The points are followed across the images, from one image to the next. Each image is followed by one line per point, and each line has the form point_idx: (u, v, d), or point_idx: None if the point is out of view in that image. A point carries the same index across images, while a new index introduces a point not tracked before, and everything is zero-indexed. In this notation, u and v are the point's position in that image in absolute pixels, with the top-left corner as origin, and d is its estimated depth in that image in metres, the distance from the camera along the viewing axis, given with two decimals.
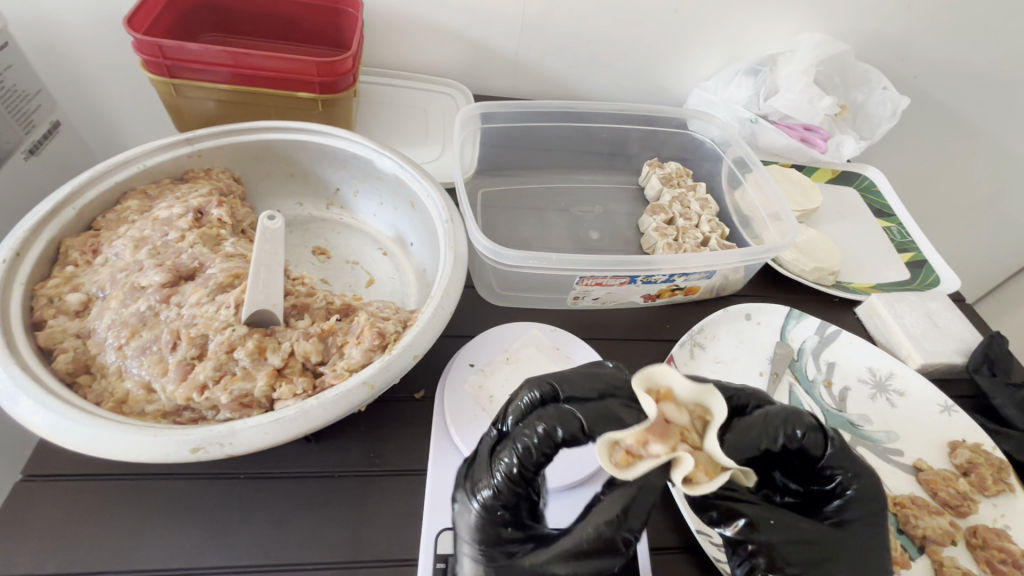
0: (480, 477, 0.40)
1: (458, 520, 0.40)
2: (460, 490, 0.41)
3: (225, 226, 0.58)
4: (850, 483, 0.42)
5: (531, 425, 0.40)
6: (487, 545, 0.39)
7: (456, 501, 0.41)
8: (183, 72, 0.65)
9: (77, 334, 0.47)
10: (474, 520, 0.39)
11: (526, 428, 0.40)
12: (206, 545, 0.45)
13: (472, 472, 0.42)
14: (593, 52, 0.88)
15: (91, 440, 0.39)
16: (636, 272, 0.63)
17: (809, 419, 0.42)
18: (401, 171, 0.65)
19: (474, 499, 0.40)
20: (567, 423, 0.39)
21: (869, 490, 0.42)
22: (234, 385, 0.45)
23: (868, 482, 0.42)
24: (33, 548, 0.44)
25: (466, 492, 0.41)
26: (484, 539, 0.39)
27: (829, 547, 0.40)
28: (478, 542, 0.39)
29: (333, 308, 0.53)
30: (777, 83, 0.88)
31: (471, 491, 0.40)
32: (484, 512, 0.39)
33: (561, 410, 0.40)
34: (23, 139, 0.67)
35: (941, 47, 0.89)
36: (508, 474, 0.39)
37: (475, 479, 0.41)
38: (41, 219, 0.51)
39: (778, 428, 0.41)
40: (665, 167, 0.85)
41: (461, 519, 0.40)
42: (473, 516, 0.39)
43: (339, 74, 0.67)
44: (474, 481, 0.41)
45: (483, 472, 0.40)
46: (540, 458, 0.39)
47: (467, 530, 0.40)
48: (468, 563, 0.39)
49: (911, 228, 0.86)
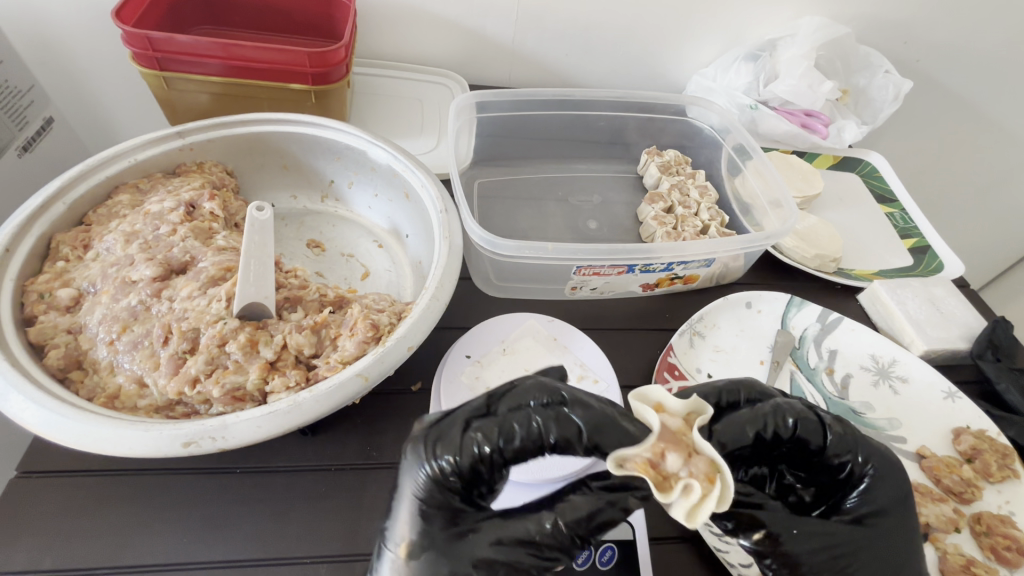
0: (444, 442, 0.40)
1: (405, 479, 0.39)
2: (416, 450, 0.40)
3: (218, 220, 0.58)
4: (864, 461, 0.44)
5: (525, 416, 0.40)
6: (431, 510, 0.38)
7: (408, 460, 0.40)
8: (173, 65, 0.64)
9: (69, 330, 0.47)
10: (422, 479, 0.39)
11: (520, 417, 0.40)
12: (203, 539, 0.45)
13: (436, 435, 0.40)
14: (589, 40, 0.87)
15: (82, 436, 0.39)
16: (634, 261, 0.62)
17: (799, 407, 0.44)
18: (395, 162, 0.65)
19: (431, 463, 0.39)
20: (564, 427, 0.39)
21: (883, 466, 0.44)
22: (226, 379, 0.45)
23: (880, 458, 0.44)
24: (29, 544, 0.43)
25: (422, 455, 0.39)
26: (428, 503, 0.38)
27: (850, 532, 0.42)
28: (422, 506, 0.38)
29: (326, 300, 0.53)
30: (777, 68, 0.86)
31: (431, 453, 0.39)
32: (436, 479, 0.39)
33: (558, 409, 0.40)
34: (15, 135, 0.67)
35: (945, 29, 0.88)
36: (478, 452, 0.39)
37: (441, 448, 0.39)
38: (31, 214, 0.51)
39: (769, 416, 0.43)
40: (664, 155, 0.83)
41: (409, 476, 0.39)
42: (426, 477, 0.39)
43: (331, 64, 0.66)
44: (437, 447, 0.39)
45: (453, 443, 0.39)
46: (519, 447, 0.40)
47: (413, 490, 0.39)
48: (406, 529, 0.38)
49: (914, 214, 0.85)
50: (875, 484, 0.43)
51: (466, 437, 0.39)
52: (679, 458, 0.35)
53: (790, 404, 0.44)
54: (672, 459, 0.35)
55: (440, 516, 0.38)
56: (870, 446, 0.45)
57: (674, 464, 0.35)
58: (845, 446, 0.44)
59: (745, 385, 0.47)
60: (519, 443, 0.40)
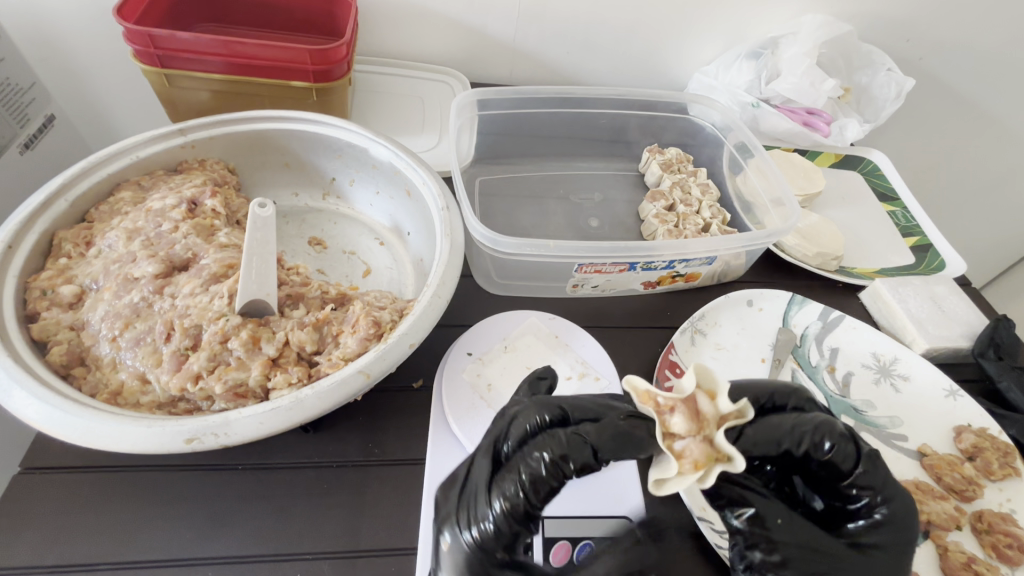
0: (471, 506, 0.37)
1: (445, 544, 0.37)
2: (450, 514, 0.38)
3: (219, 217, 0.58)
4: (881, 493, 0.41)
5: (537, 453, 0.37)
6: (479, 570, 0.36)
7: (443, 521, 0.38)
8: (174, 62, 0.64)
9: (71, 326, 0.47)
10: (462, 549, 0.36)
11: (533, 456, 0.37)
12: (206, 535, 0.45)
13: (464, 494, 0.38)
14: (591, 38, 0.87)
15: (86, 433, 0.39)
16: (636, 259, 0.62)
17: (840, 430, 0.41)
18: (397, 159, 0.65)
19: (467, 524, 0.37)
20: (577, 454, 0.37)
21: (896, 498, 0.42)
22: (228, 375, 0.45)
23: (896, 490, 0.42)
24: (33, 539, 0.44)
25: (456, 516, 0.37)
26: (477, 568, 0.36)
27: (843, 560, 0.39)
28: (469, 570, 0.36)
29: (328, 297, 0.53)
30: (778, 66, 0.86)
31: (463, 522, 0.37)
32: (476, 540, 0.36)
33: (568, 439, 0.38)
34: (17, 132, 0.67)
35: (947, 27, 0.88)
36: (503, 508, 0.36)
37: (472, 505, 0.37)
38: (33, 212, 0.51)
39: (804, 432, 0.40)
40: (666, 153, 0.83)
41: (450, 540, 0.37)
42: (465, 541, 0.36)
43: (333, 61, 0.66)
44: (470, 506, 0.37)
45: (480, 502, 0.37)
46: (545, 490, 0.37)
47: (456, 554, 0.37)
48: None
49: (917, 212, 0.85)
50: (890, 520, 0.41)
51: (490, 491, 0.37)
52: (687, 430, 0.33)
53: (829, 422, 0.41)
54: (678, 424, 0.33)
55: (490, 573, 0.36)
56: (897, 486, 0.42)
57: (676, 429, 0.33)
58: (870, 476, 0.41)
59: (796, 395, 0.45)
60: (545, 488, 0.37)
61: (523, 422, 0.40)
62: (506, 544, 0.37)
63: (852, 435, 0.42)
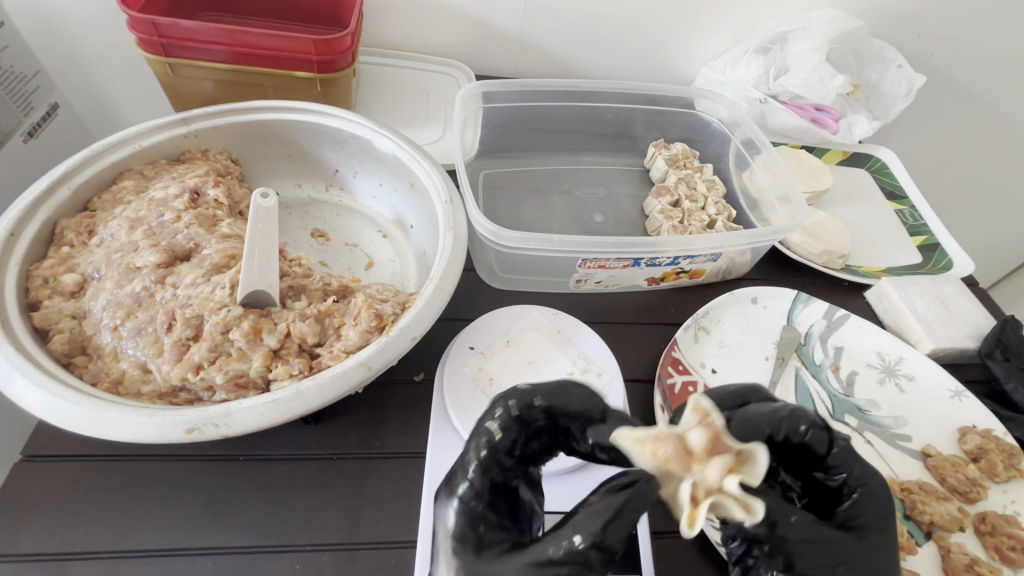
0: (452, 472, 0.37)
1: (437, 514, 0.36)
2: (442, 485, 0.37)
3: (222, 207, 0.58)
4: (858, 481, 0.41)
5: (495, 408, 0.37)
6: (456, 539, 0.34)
7: (439, 494, 0.36)
8: (178, 51, 0.64)
9: (73, 314, 0.47)
10: (447, 519, 0.35)
11: (490, 411, 0.37)
12: (206, 525, 0.45)
13: (456, 465, 0.38)
14: (597, 31, 0.86)
15: (87, 421, 0.39)
16: (640, 255, 0.62)
17: (811, 416, 0.40)
18: (400, 151, 0.64)
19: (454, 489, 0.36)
20: (529, 402, 0.36)
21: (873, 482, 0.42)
22: (229, 366, 0.44)
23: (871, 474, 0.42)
24: (34, 526, 0.44)
25: (445, 484, 0.37)
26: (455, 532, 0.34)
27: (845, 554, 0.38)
28: (451, 538, 0.34)
29: (330, 289, 0.52)
30: (787, 62, 0.85)
31: (445, 489, 0.36)
32: (460, 505, 0.35)
33: (520, 389, 0.37)
34: (20, 120, 0.67)
35: (959, 24, 0.86)
36: (479, 464, 0.35)
37: (458, 469, 0.36)
38: (35, 200, 0.51)
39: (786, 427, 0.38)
40: (671, 148, 0.82)
41: (440, 511, 0.36)
42: (450, 507, 0.35)
43: (337, 52, 0.65)
44: (455, 472, 0.37)
45: (460, 467, 0.36)
46: (507, 441, 0.36)
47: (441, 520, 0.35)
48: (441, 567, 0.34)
49: (924, 211, 0.84)
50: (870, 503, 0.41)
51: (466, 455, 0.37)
52: (698, 448, 0.29)
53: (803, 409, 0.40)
54: (694, 440, 0.29)
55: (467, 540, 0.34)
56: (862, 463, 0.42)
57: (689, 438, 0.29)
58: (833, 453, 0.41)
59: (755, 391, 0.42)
60: (509, 437, 0.36)
61: (488, 398, 0.40)
62: (490, 516, 0.35)
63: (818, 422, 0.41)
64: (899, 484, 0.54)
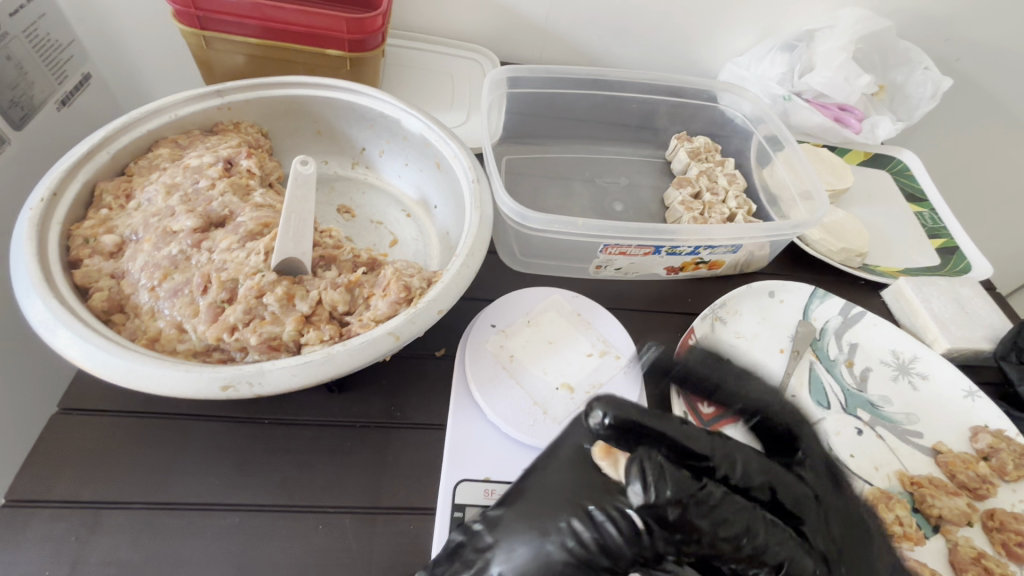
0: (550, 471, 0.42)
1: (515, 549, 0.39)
2: (532, 526, 0.39)
3: (254, 177, 0.59)
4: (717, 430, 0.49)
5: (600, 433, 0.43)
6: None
7: (517, 534, 0.39)
8: (212, 24, 0.64)
9: (112, 274, 0.49)
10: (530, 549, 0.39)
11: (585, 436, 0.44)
12: (233, 483, 0.47)
13: (531, 510, 0.40)
14: (623, 23, 0.86)
15: (126, 373, 0.40)
16: (661, 243, 0.62)
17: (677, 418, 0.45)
18: (428, 131, 0.65)
19: (562, 534, 0.39)
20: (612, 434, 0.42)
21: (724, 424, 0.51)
22: (263, 328, 0.46)
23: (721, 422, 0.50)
24: (69, 476, 0.45)
25: (515, 526, 0.40)
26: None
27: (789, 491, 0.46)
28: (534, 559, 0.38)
29: (359, 261, 0.54)
30: (813, 60, 0.85)
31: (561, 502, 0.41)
32: (567, 552, 0.38)
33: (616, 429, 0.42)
34: (55, 88, 0.68)
35: (987, 29, 0.86)
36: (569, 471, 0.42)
37: (546, 515, 0.40)
38: (77, 162, 0.52)
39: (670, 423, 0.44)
40: (694, 141, 0.83)
41: (527, 546, 0.39)
42: (541, 552, 0.38)
43: (368, 32, 0.66)
44: (537, 515, 0.40)
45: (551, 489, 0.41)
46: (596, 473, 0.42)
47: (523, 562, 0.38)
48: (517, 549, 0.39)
49: (944, 213, 0.84)
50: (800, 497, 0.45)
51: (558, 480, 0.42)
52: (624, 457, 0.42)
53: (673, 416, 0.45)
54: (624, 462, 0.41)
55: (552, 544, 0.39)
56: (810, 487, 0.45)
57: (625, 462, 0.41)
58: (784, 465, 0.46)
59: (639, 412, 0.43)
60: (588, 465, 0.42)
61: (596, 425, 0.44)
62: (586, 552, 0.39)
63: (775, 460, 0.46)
64: (908, 478, 0.55)
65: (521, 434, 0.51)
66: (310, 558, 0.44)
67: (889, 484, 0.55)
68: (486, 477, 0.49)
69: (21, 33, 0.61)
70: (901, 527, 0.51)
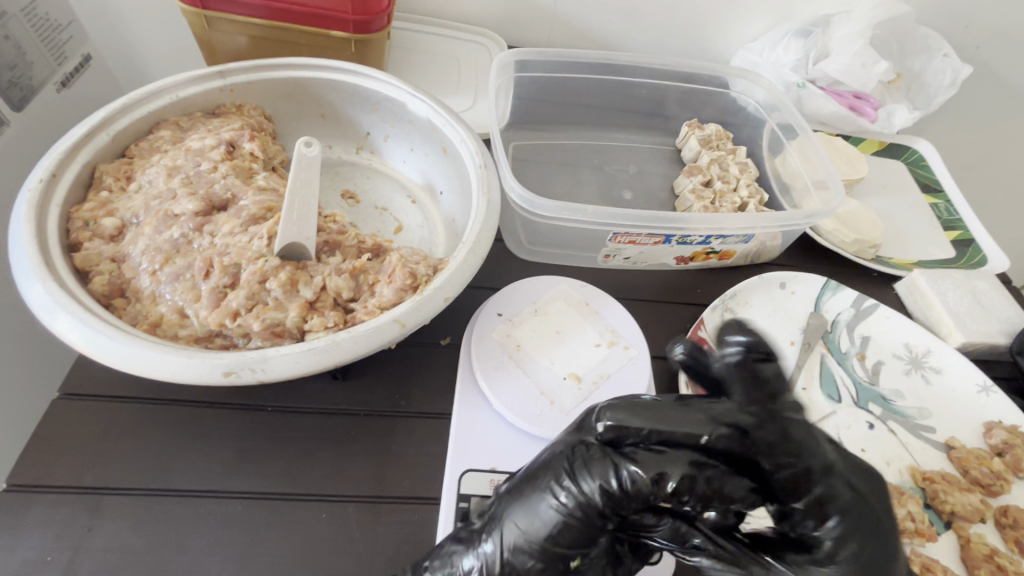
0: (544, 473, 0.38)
1: (508, 528, 0.37)
2: (523, 489, 0.38)
3: (257, 161, 0.58)
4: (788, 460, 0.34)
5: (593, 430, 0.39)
6: (539, 563, 0.36)
7: (516, 501, 0.38)
8: (215, 4, 0.63)
9: (113, 258, 0.48)
10: (526, 528, 0.36)
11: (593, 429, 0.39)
12: (236, 470, 0.46)
13: (522, 483, 0.38)
14: (634, 7, 0.84)
15: (127, 359, 0.39)
16: (671, 231, 0.61)
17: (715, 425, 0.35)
18: (435, 115, 0.63)
19: (557, 496, 0.36)
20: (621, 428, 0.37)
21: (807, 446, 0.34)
22: (266, 314, 0.45)
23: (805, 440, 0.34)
24: (71, 461, 0.45)
25: (515, 492, 0.38)
26: (541, 551, 0.36)
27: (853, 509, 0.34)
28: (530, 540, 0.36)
29: (364, 247, 0.53)
30: (829, 46, 0.83)
31: (559, 483, 0.37)
32: (563, 515, 0.36)
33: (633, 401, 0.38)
34: (54, 69, 0.67)
35: (1009, 15, 0.84)
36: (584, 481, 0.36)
37: (542, 478, 0.38)
38: (76, 143, 0.51)
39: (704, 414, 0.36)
40: (705, 129, 0.81)
41: (526, 514, 0.37)
42: (542, 511, 0.36)
43: (374, 12, 0.64)
44: (528, 485, 0.38)
45: (548, 471, 0.38)
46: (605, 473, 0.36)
47: (513, 531, 0.37)
48: (514, 527, 0.37)
49: (960, 206, 0.82)
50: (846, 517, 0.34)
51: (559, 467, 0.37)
52: None
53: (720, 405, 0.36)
54: None
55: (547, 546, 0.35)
56: (864, 514, 0.34)
57: None
58: (834, 486, 0.34)
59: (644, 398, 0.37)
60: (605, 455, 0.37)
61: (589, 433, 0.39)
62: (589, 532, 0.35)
63: (841, 457, 0.36)
64: (921, 474, 0.54)
65: (527, 425, 0.50)
66: (315, 547, 0.44)
67: (901, 479, 0.54)
68: (492, 468, 0.49)
69: (19, 11, 0.60)
70: (913, 523, 0.50)
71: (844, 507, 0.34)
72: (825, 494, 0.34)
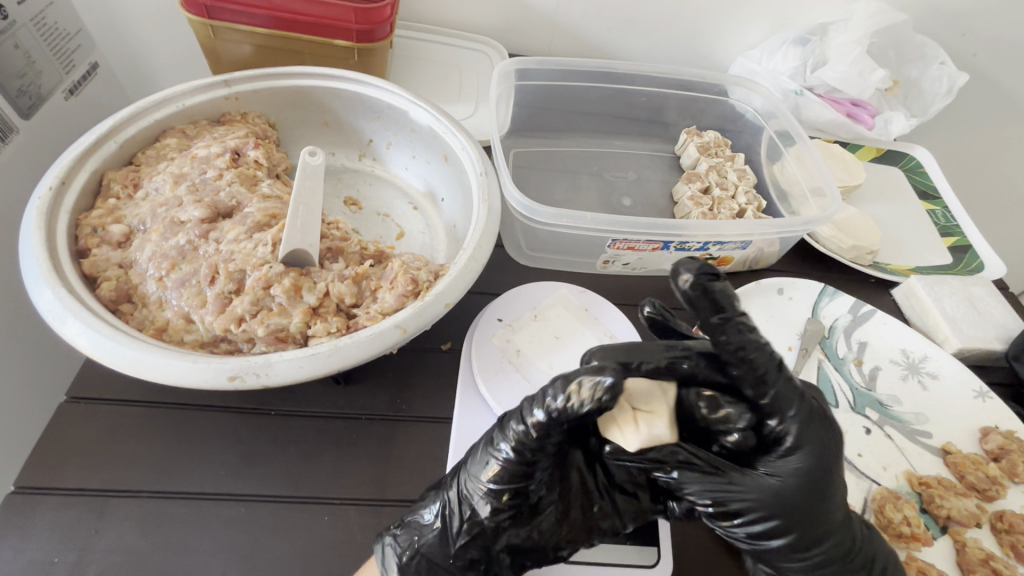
0: (494, 433, 0.43)
1: (465, 482, 0.43)
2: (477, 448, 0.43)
3: (261, 168, 0.59)
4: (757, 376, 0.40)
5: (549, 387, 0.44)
6: (492, 507, 0.41)
7: (472, 459, 0.43)
8: (220, 14, 0.64)
9: (120, 264, 0.49)
10: (476, 477, 0.42)
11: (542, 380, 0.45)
12: (240, 474, 0.47)
13: (478, 444, 0.44)
14: (633, 15, 0.85)
15: (133, 363, 0.40)
16: (670, 238, 0.61)
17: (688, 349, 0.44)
18: (436, 123, 0.64)
19: (494, 450, 0.42)
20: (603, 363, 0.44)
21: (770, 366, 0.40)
22: (271, 320, 0.46)
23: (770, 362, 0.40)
24: (77, 464, 0.46)
25: (474, 449, 0.44)
26: (491, 495, 0.41)
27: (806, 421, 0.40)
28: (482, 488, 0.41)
29: (367, 253, 0.54)
30: (826, 54, 0.84)
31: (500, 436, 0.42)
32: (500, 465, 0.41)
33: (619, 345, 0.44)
34: (62, 78, 0.68)
35: (1005, 24, 0.85)
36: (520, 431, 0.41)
37: (488, 436, 0.43)
38: (84, 151, 0.52)
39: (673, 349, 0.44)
40: (704, 136, 0.82)
41: (476, 466, 0.42)
42: (487, 462, 0.42)
43: (376, 22, 0.65)
44: (482, 439, 0.44)
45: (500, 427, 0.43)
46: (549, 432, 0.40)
47: (471, 482, 0.42)
48: (473, 475, 0.42)
49: (957, 212, 0.83)
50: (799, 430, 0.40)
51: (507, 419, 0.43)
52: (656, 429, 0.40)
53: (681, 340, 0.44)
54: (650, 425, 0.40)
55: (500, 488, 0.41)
56: (809, 418, 0.41)
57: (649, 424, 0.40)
58: (785, 397, 0.40)
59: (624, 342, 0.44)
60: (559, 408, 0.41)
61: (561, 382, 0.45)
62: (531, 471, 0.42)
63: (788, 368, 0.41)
64: (917, 479, 0.54)
65: None
66: (317, 549, 0.44)
67: (897, 484, 0.55)
68: None
69: (29, 21, 0.61)
70: (909, 527, 0.51)
71: (792, 413, 0.40)
72: (776, 401, 0.40)
